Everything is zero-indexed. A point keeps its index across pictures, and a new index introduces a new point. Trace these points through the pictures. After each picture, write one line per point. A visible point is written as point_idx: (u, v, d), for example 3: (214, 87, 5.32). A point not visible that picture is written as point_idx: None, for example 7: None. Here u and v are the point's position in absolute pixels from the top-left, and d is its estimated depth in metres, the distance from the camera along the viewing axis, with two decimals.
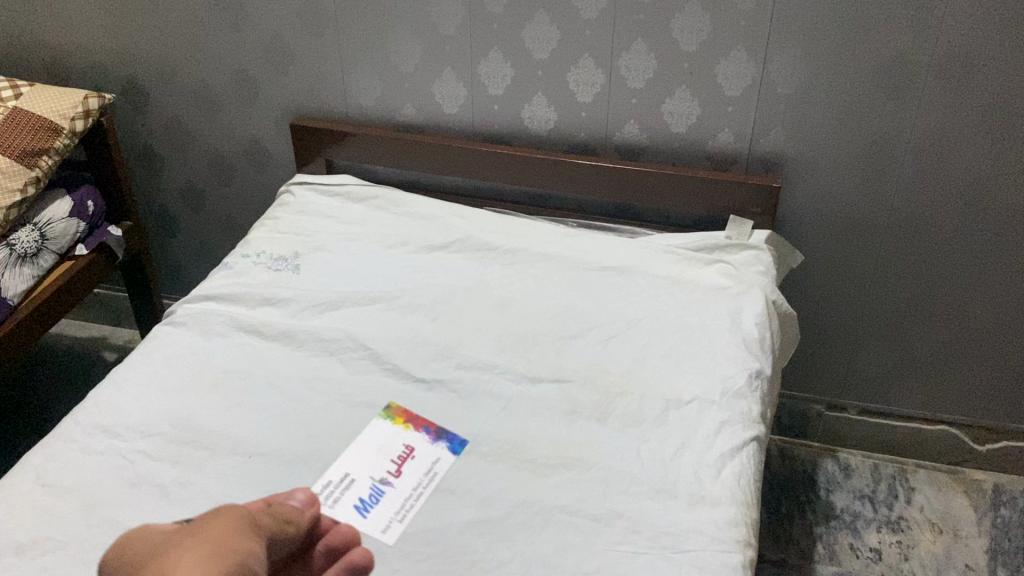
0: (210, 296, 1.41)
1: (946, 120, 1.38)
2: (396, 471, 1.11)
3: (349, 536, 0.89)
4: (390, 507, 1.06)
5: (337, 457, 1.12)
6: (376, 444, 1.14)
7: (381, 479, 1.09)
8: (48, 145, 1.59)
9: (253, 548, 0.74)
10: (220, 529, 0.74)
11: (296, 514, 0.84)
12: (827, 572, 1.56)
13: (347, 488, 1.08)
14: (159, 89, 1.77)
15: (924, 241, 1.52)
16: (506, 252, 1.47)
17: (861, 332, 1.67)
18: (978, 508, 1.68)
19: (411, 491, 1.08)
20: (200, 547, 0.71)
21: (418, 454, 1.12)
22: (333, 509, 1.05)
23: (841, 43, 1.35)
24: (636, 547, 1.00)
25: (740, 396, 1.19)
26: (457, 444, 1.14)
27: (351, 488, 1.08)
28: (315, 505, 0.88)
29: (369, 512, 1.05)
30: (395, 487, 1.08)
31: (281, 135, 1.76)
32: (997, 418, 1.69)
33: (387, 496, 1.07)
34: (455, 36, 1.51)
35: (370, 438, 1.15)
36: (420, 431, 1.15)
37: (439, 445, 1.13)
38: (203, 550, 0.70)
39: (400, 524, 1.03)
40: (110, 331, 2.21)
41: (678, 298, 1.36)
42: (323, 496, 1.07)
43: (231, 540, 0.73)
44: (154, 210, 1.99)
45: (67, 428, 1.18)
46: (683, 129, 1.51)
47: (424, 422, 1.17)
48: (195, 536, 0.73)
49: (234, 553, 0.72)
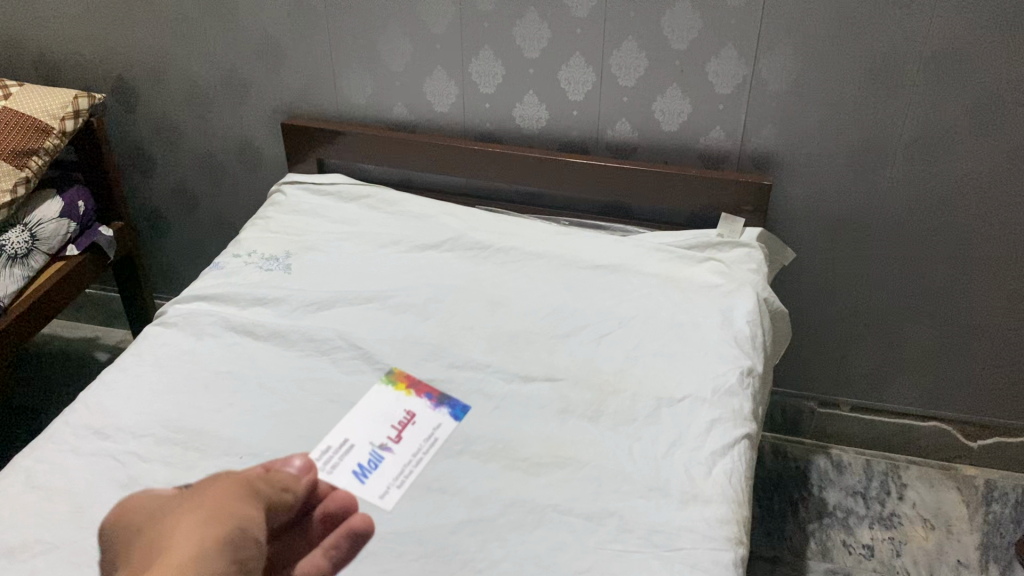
0: (201, 297, 1.41)
1: (936, 117, 1.38)
2: (395, 437, 1.15)
3: (347, 503, 1.05)
4: (389, 471, 1.10)
5: (338, 423, 1.16)
6: (377, 409, 1.19)
7: (381, 445, 1.14)
8: (38, 145, 1.59)
9: (250, 514, 0.94)
10: (223, 492, 0.96)
11: (293, 482, 1.03)
12: (820, 568, 1.56)
13: (346, 453, 1.12)
14: (150, 89, 1.76)
15: (916, 237, 1.52)
16: (498, 251, 1.47)
17: (853, 329, 1.67)
18: (970, 504, 1.69)
19: (411, 457, 1.12)
20: (204, 512, 0.93)
21: (419, 420, 1.17)
22: (332, 473, 1.09)
23: (830, 41, 1.35)
24: (627, 546, 1.00)
25: (732, 393, 1.20)
26: (460, 410, 1.18)
27: (350, 453, 1.12)
28: (310, 470, 1.06)
29: (368, 478, 1.09)
30: (395, 452, 1.13)
31: (272, 134, 1.75)
32: (988, 414, 1.70)
33: (387, 461, 1.11)
34: (445, 35, 1.51)
35: (371, 403, 1.20)
36: (422, 397, 1.20)
37: (441, 412, 1.18)
38: (204, 514, 0.92)
39: (398, 490, 1.07)
40: (102, 331, 2.21)
41: (670, 296, 1.36)
42: (323, 461, 1.11)
43: (229, 506, 0.93)
44: (145, 210, 1.99)
45: (57, 430, 1.18)
46: (675, 127, 1.51)
47: (427, 388, 1.22)
48: (198, 498, 0.96)
49: (231, 518, 0.92)
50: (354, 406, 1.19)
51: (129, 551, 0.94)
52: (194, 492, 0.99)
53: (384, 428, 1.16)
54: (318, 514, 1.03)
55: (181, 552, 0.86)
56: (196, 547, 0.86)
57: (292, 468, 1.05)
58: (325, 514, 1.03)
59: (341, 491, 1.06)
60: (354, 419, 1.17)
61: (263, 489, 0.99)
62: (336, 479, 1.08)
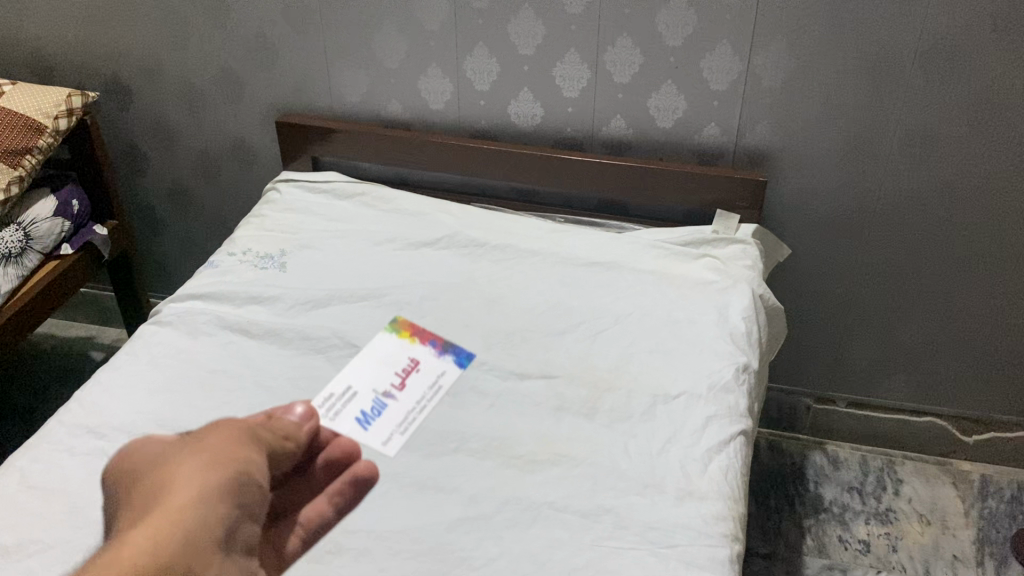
0: (196, 295, 1.40)
1: (931, 113, 1.38)
2: (398, 385, 1.22)
3: (348, 451, 1.07)
4: (393, 417, 1.17)
5: (343, 372, 1.24)
6: (382, 359, 1.27)
7: (384, 393, 1.21)
8: (31, 144, 1.58)
9: (254, 461, 0.84)
10: (221, 439, 0.84)
11: (296, 430, 0.95)
12: (817, 564, 1.57)
13: (350, 400, 1.20)
14: (144, 87, 1.76)
15: (910, 233, 1.52)
16: (494, 249, 1.46)
17: (849, 325, 1.67)
18: (966, 499, 1.69)
19: (414, 404, 1.19)
20: (202, 456, 0.81)
21: (423, 367, 1.25)
22: (335, 419, 1.16)
23: (825, 37, 1.35)
24: (623, 542, 1.00)
25: (727, 390, 1.20)
26: (464, 358, 1.26)
27: (354, 400, 1.19)
28: (311, 418, 1.02)
29: (370, 424, 1.16)
30: (398, 398, 1.20)
31: (266, 132, 1.75)
32: (984, 409, 1.70)
33: (390, 407, 1.18)
34: (440, 31, 1.51)
35: (375, 353, 1.28)
36: (427, 345, 1.28)
37: (446, 358, 1.26)
38: (205, 458, 0.81)
39: (400, 436, 1.14)
40: (97, 330, 2.20)
41: (665, 293, 1.36)
42: (327, 408, 1.18)
43: (232, 450, 0.83)
44: (140, 208, 1.98)
45: (52, 429, 1.17)
46: (670, 124, 1.51)
47: (431, 336, 1.30)
48: (197, 446, 0.83)
49: (237, 462, 0.82)
50: (359, 356, 1.27)
51: (123, 497, 0.81)
52: (192, 442, 0.84)
53: (388, 376, 1.24)
54: (320, 460, 1.03)
55: (187, 493, 0.76)
56: (203, 486, 0.77)
57: (294, 416, 1.01)
58: (326, 462, 1.04)
59: (342, 440, 1.07)
60: (358, 369, 1.25)
61: (265, 437, 0.90)
62: (340, 424, 1.15)
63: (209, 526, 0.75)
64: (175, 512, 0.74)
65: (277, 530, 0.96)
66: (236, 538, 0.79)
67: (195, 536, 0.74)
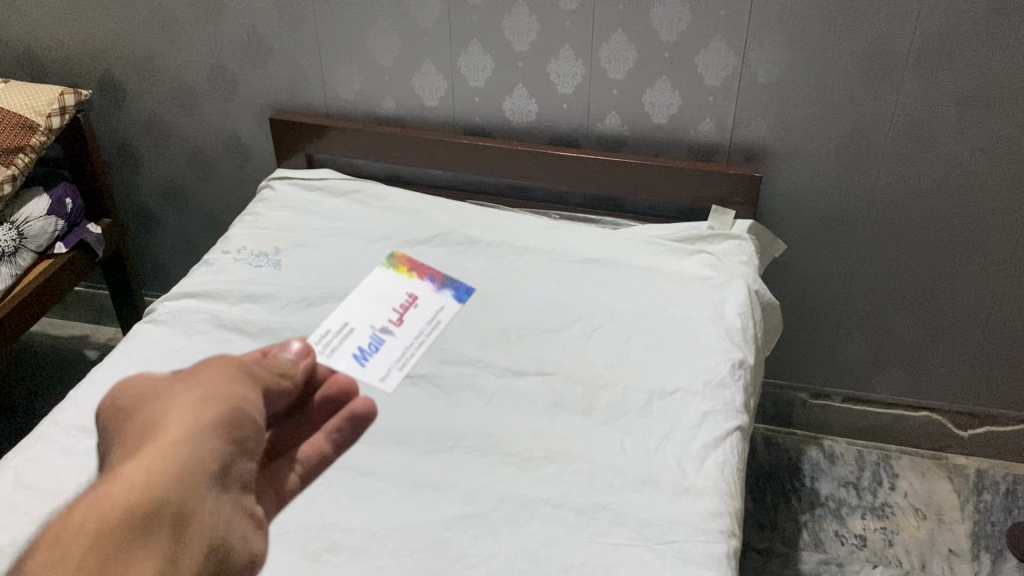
0: (190, 294, 1.40)
1: (926, 107, 1.38)
2: (396, 320, 1.31)
3: (343, 388, 1.07)
4: (391, 352, 1.26)
5: (342, 312, 1.33)
6: (381, 295, 1.36)
7: (382, 328, 1.30)
8: (24, 142, 1.57)
9: (249, 397, 0.86)
10: (214, 375, 0.85)
11: (291, 367, 0.96)
12: (813, 559, 1.57)
13: (348, 336, 1.28)
14: (137, 85, 1.75)
15: (905, 227, 1.52)
16: (489, 246, 1.46)
17: (845, 320, 1.67)
18: (961, 493, 1.69)
19: (411, 339, 1.28)
20: (193, 393, 0.82)
21: (421, 302, 1.35)
22: (333, 356, 1.25)
23: (819, 32, 1.35)
24: (620, 539, 1.00)
25: (723, 386, 1.20)
26: (463, 292, 1.37)
27: (352, 337, 1.28)
28: (307, 356, 0.99)
29: (368, 361, 1.24)
30: (396, 334, 1.29)
31: (260, 129, 1.74)
32: (979, 403, 1.70)
33: (388, 342, 1.27)
34: (434, 28, 1.50)
35: (375, 289, 1.37)
36: (425, 280, 1.39)
37: (444, 293, 1.37)
38: (198, 395, 0.82)
39: (398, 371, 1.23)
40: (91, 329, 2.19)
41: (660, 289, 1.36)
42: (325, 345, 1.27)
43: (226, 387, 0.84)
44: (133, 207, 1.97)
45: (46, 429, 1.17)
46: (665, 120, 1.51)
47: (428, 270, 1.41)
48: (191, 381, 0.85)
49: (231, 399, 0.83)
50: (359, 292, 1.37)
51: (120, 432, 0.82)
52: (185, 379, 0.85)
53: (385, 312, 1.33)
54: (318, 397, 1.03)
55: (180, 429, 0.78)
56: (196, 423, 0.79)
57: (289, 354, 0.97)
58: (324, 398, 1.04)
59: (339, 376, 1.07)
60: (357, 305, 1.34)
61: (260, 375, 0.91)
62: (338, 360, 1.24)
63: (203, 458, 0.77)
64: (168, 445, 0.76)
65: (274, 469, 0.98)
66: (230, 472, 0.81)
67: (186, 466, 0.75)
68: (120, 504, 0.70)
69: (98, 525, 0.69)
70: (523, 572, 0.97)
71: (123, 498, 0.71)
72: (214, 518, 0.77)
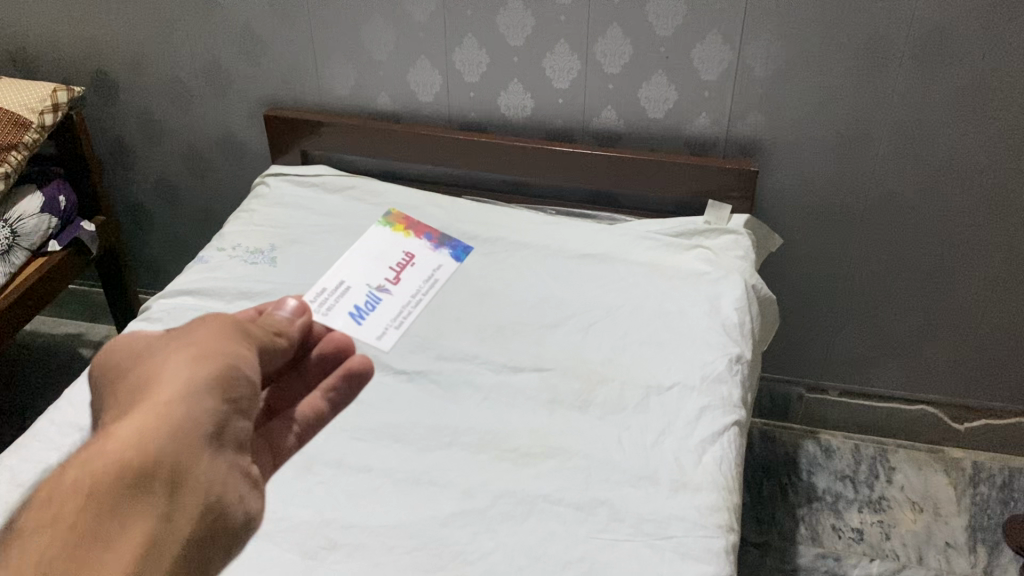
0: (185, 291, 1.39)
1: (922, 100, 1.38)
2: (393, 280, 1.38)
3: (343, 345, 0.89)
4: (388, 310, 1.33)
5: (341, 270, 1.40)
6: (379, 254, 1.43)
7: (379, 287, 1.37)
8: (17, 139, 1.56)
9: (248, 354, 0.73)
10: (209, 330, 0.73)
11: (286, 326, 0.81)
12: (810, 553, 1.57)
13: (346, 294, 1.36)
14: (130, 82, 1.74)
15: (902, 221, 1.52)
16: (485, 242, 1.46)
17: (842, 314, 1.67)
18: (958, 486, 1.70)
19: (407, 298, 1.35)
20: (189, 349, 0.71)
21: (418, 261, 1.42)
22: (330, 314, 1.32)
23: (815, 26, 1.34)
24: (618, 535, 1.00)
25: (721, 380, 1.20)
26: (460, 251, 1.44)
27: (350, 295, 1.35)
28: (304, 313, 0.85)
29: (364, 319, 1.31)
30: (393, 293, 1.36)
31: (254, 125, 1.73)
32: (975, 396, 1.71)
33: (384, 301, 1.34)
34: (428, 23, 1.50)
35: (373, 248, 1.45)
36: (422, 241, 1.46)
37: (441, 253, 1.43)
38: (193, 352, 0.70)
39: (393, 330, 1.30)
40: (86, 327, 2.18)
41: (657, 284, 1.36)
42: (323, 303, 1.34)
43: (223, 341, 0.72)
44: (127, 204, 1.97)
45: (42, 428, 1.16)
46: (661, 114, 1.50)
47: (426, 230, 1.48)
48: (185, 337, 0.73)
49: (228, 354, 0.71)
50: (358, 251, 1.44)
51: (106, 392, 0.71)
52: (179, 336, 0.73)
53: (384, 270, 1.40)
54: (313, 355, 0.88)
55: (172, 387, 0.67)
56: (189, 382, 0.67)
57: (284, 312, 0.84)
58: (321, 357, 0.88)
59: (335, 333, 0.89)
60: (355, 263, 1.41)
61: (259, 331, 0.77)
62: (334, 319, 1.31)
63: (197, 419, 0.66)
64: (160, 405, 0.65)
65: (269, 430, 0.82)
66: (228, 432, 0.69)
67: (182, 428, 0.64)
68: (110, 467, 0.61)
69: (82, 493, 0.60)
70: (521, 568, 0.97)
71: (106, 464, 0.61)
72: (215, 483, 0.66)
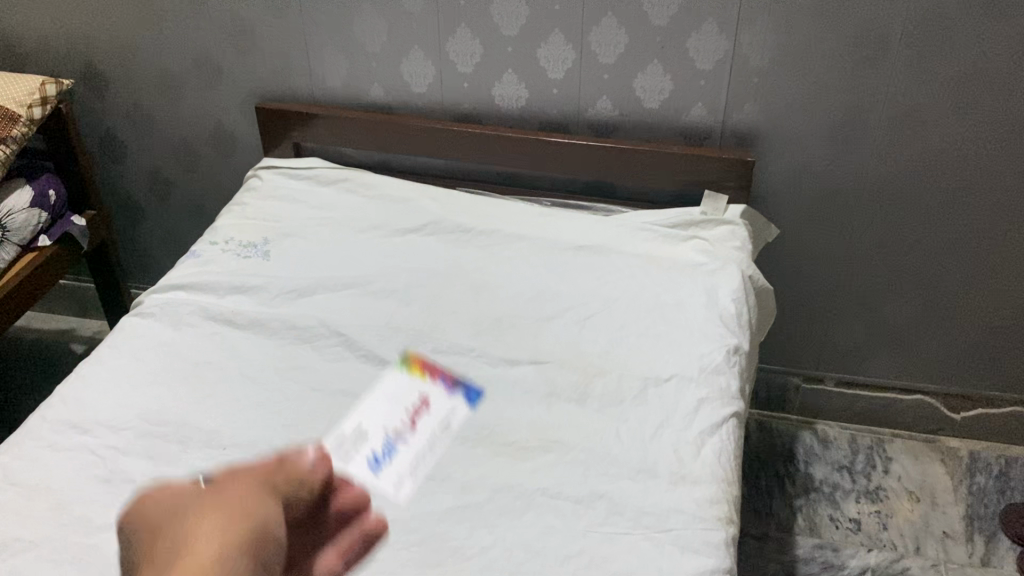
0: (178, 286, 1.38)
1: (919, 89, 1.37)
2: (409, 424, 1.12)
3: (359, 499, 0.93)
4: (405, 461, 1.08)
5: (350, 414, 1.14)
6: (392, 395, 1.17)
7: (395, 433, 1.11)
8: (5, 133, 1.54)
9: (275, 518, 0.79)
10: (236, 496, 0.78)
11: (306, 476, 0.86)
12: (808, 544, 1.57)
13: (358, 443, 1.10)
14: (120, 75, 1.72)
15: (899, 210, 1.51)
16: (480, 234, 1.45)
17: (839, 304, 1.67)
18: (955, 476, 1.70)
19: (424, 449, 1.09)
20: (218, 515, 0.75)
21: (434, 403, 1.15)
22: (344, 465, 1.07)
23: (811, 15, 1.33)
24: (617, 528, 0.99)
25: (719, 371, 1.19)
26: (474, 394, 1.17)
27: (364, 443, 1.10)
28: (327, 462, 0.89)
29: (380, 470, 1.06)
30: (409, 442, 1.10)
31: (246, 118, 1.72)
32: (972, 386, 1.70)
33: (401, 451, 1.09)
34: (421, 13, 1.48)
35: (385, 389, 1.18)
36: (437, 380, 1.19)
37: (455, 395, 1.17)
38: (224, 517, 0.75)
39: (411, 481, 1.05)
40: (77, 322, 2.17)
41: (653, 276, 1.35)
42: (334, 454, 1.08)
43: (251, 508, 0.77)
44: (118, 198, 1.95)
45: (34, 425, 1.15)
46: (656, 105, 1.49)
47: (439, 370, 1.21)
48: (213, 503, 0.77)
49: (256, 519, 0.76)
50: (368, 394, 1.17)
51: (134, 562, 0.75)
52: (212, 499, 0.78)
53: (399, 414, 1.14)
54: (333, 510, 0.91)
55: (207, 550, 0.71)
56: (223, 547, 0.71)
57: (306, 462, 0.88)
58: (339, 512, 0.91)
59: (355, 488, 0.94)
60: (366, 407, 1.15)
61: (281, 491, 0.83)
62: (350, 470, 1.06)
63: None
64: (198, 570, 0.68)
65: None
66: None
67: None
68: None
69: None
70: (519, 562, 0.96)
71: None
72: None
